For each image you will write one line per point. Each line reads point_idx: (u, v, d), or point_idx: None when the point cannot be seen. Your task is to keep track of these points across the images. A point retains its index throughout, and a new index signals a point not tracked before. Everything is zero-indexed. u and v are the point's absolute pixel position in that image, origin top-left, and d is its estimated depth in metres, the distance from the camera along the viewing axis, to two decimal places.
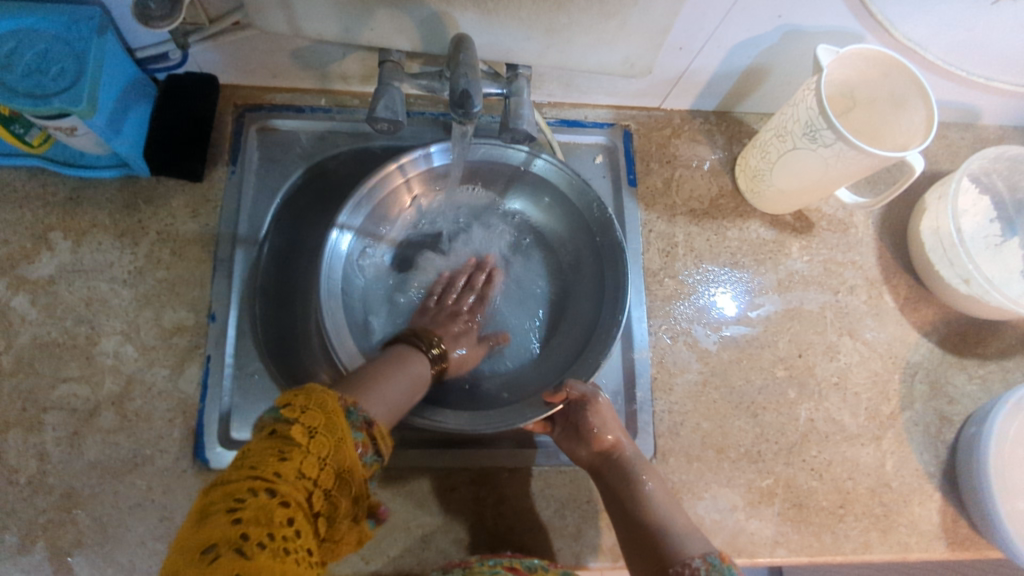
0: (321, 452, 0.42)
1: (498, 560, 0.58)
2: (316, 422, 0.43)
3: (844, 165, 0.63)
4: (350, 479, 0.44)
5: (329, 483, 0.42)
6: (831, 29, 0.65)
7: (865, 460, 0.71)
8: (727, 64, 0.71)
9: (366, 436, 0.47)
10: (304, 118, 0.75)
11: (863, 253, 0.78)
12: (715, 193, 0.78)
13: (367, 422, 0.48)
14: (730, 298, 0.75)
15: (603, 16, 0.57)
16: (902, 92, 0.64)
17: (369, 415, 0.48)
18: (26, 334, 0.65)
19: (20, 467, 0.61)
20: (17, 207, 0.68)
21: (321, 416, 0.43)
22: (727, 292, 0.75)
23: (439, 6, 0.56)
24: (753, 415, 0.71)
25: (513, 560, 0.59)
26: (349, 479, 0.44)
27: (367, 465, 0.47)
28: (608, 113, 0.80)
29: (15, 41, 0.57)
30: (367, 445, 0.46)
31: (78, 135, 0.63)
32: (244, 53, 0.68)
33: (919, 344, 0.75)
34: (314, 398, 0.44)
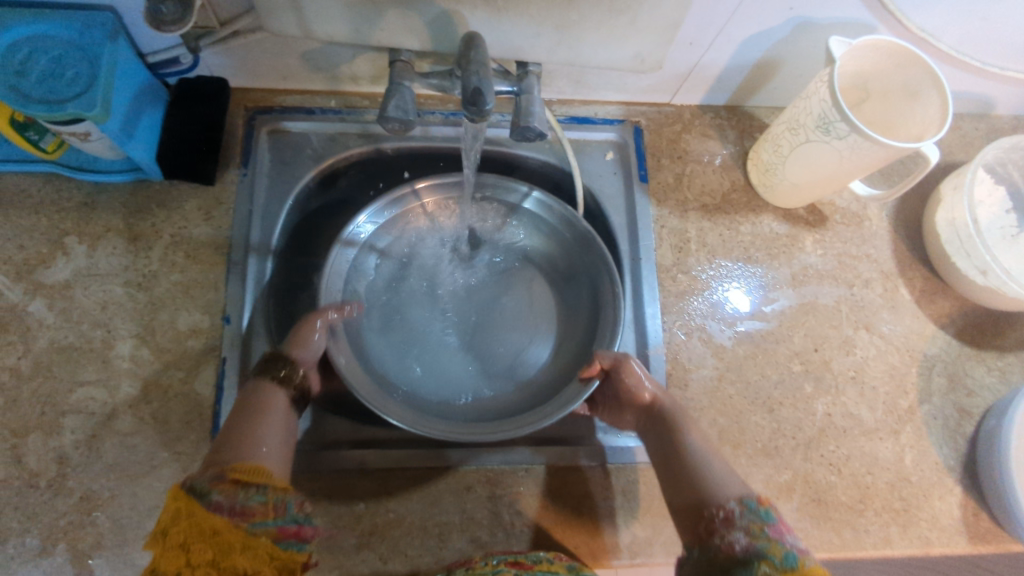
0: (179, 539, 0.44)
1: (502, 558, 0.58)
2: (170, 521, 0.45)
3: (858, 157, 0.62)
4: (222, 536, 0.45)
5: (203, 557, 0.44)
6: (842, 20, 0.65)
7: (884, 454, 0.70)
8: (738, 58, 0.71)
9: (226, 485, 0.47)
10: (314, 119, 0.75)
11: (878, 246, 0.77)
12: (726, 188, 0.78)
13: (222, 474, 0.48)
14: (743, 293, 0.74)
15: (614, 11, 0.57)
16: (915, 82, 0.63)
17: (222, 467, 0.49)
18: (44, 338, 0.65)
19: (40, 470, 0.61)
20: (33, 212, 0.69)
21: (174, 513, 0.46)
22: (740, 288, 0.74)
23: (449, 4, 0.56)
24: (769, 410, 0.70)
25: (518, 556, 0.58)
26: (223, 538, 0.45)
27: (257, 504, 0.47)
28: (618, 109, 0.79)
29: (28, 47, 0.57)
30: (231, 492, 0.47)
31: (91, 140, 0.63)
32: (254, 55, 0.69)
33: (936, 337, 0.75)
34: (167, 504, 0.47)
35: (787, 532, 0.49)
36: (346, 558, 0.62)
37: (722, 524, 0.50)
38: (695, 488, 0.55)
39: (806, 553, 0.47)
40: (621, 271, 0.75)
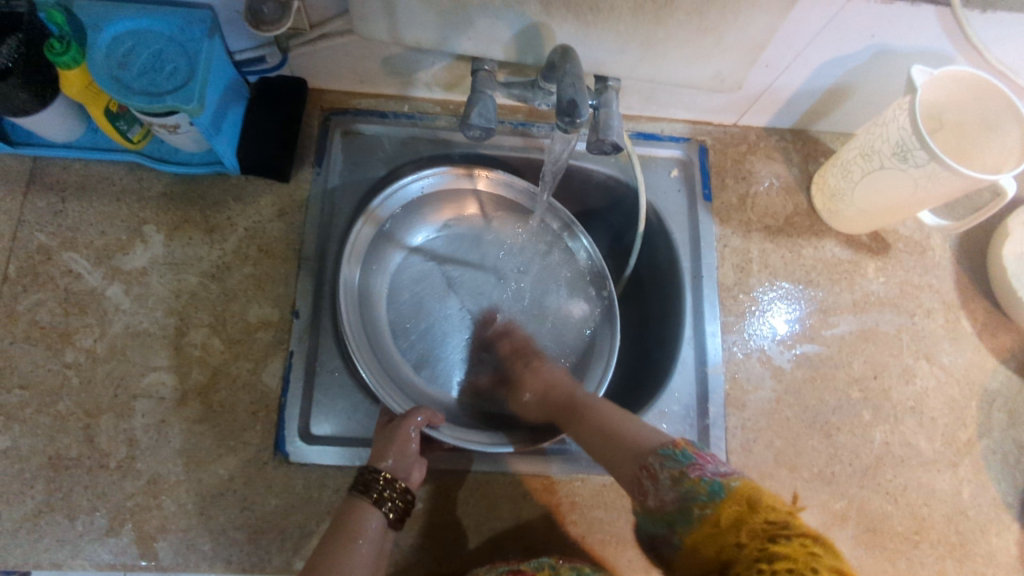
0: None
1: (508, 568, 0.58)
2: None
3: (934, 186, 0.62)
4: None
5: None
6: (923, 50, 0.65)
7: (942, 486, 0.69)
8: (811, 83, 0.71)
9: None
10: (388, 123, 0.77)
11: (941, 276, 0.77)
12: (790, 211, 0.78)
13: None
14: (784, 320, 0.74)
15: (702, 31, 0.58)
16: (995, 115, 0.63)
17: None
18: (119, 321, 0.67)
19: (111, 451, 0.63)
20: (114, 200, 0.71)
21: None
22: (783, 315, 0.74)
23: (540, 17, 0.57)
24: (826, 435, 0.70)
25: (524, 565, 0.58)
26: None
27: None
28: (684, 127, 0.80)
29: (131, 40, 0.59)
30: None
31: (180, 132, 0.65)
32: (337, 57, 0.70)
33: (997, 371, 0.74)
34: None
35: (710, 461, 0.52)
36: (402, 557, 0.62)
37: (650, 479, 0.53)
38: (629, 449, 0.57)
39: (733, 474, 0.50)
40: (681, 287, 0.75)
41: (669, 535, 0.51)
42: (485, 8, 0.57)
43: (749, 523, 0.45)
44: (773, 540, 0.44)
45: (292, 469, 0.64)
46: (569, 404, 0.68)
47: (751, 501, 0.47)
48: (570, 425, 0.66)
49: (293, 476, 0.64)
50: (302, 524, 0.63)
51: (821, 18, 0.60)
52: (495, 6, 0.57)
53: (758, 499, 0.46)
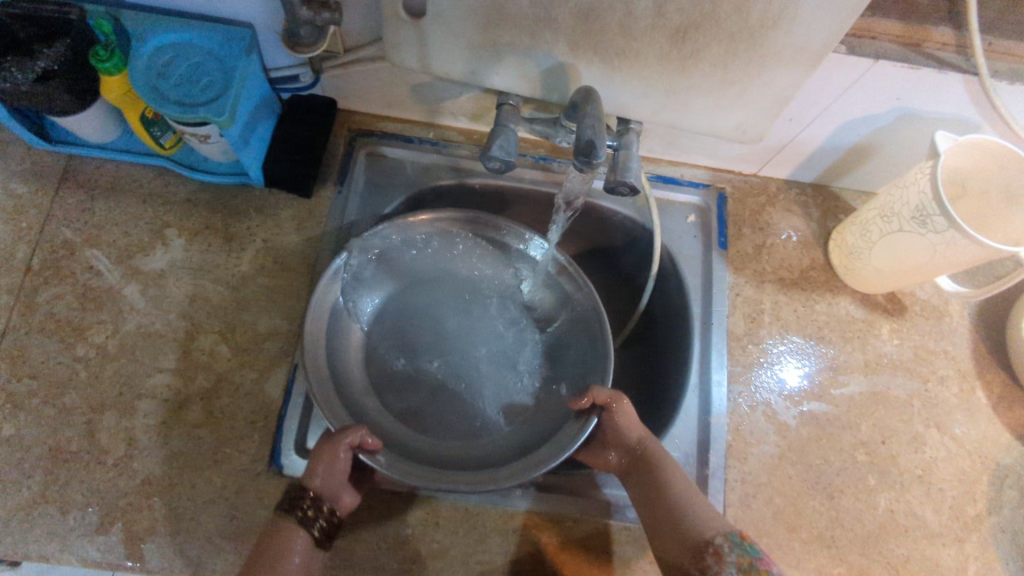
0: None
1: None
2: None
3: (953, 253, 0.62)
4: None
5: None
6: (948, 116, 0.65)
7: (945, 561, 0.67)
8: (834, 140, 0.71)
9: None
10: (411, 148, 0.78)
11: (957, 343, 0.76)
12: (805, 265, 0.77)
13: None
14: (798, 373, 0.73)
15: (725, 82, 0.59)
16: (1018, 187, 0.62)
17: None
18: (133, 321, 0.68)
19: (110, 448, 0.63)
20: (141, 202, 0.73)
21: None
22: (796, 368, 0.73)
23: (567, 57, 0.59)
24: (829, 497, 0.68)
25: None
26: None
27: None
28: (704, 174, 0.81)
29: (172, 51, 0.61)
30: None
31: (209, 142, 0.67)
32: (368, 82, 0.72)
33: (1012, 447, 0.72)
34: None
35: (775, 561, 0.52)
36: None
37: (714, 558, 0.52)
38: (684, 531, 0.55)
39: None
40: (689, 332, 0.74)
41: None
42: (515, 46, 0.59)
43: None
44: None
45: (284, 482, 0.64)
46: (640, 469, 0.61)
47: None
48: (642, 482, 0.60)
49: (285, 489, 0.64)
50: None
51: (845, 77, 0.60)
52: (524, 43, 0.58)
53: None
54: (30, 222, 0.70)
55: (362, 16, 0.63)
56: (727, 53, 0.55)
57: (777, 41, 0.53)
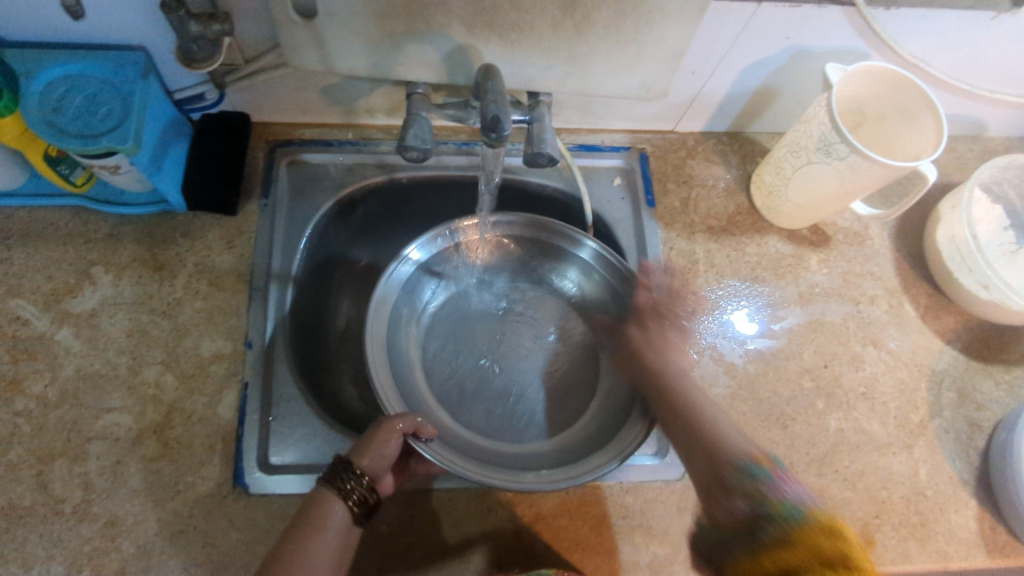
0: None
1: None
2: None
3: (859, 178, 0.65)
4: None
5: None
6: (836, 49, 0.68)
7: (898, 468, 0.70)
8: (738, 87, 0.74)
9: None
10: (332, 151, 0.78)
11: (881, 264, 0.80)
12: (731, 211, 0.80)
13: None
14: (748, 318, 0.76)
15: (621, 43, 0.60)
16: (910, 106, 0.66)
17: None
18: (71, 365, 0.67)
19: (66, 496, 0.62)
20: (61, 243, 0.71)
21: None
22: (743, 313, 0.76)
23: (464, 38, 0.59)
24: (783, 426, 0.71)
25: None
26: None
27: None
28: (624, 137, 0.83)
29: (66, 86, 0.60)
30: None
31: (121, 172, 0.66)
32: (275, 90, 0.72)
33: (944, 351, 0.76)
34: None
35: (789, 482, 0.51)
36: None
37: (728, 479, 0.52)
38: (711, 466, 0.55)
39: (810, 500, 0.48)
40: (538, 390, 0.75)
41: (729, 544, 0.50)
42: (411, 32, 0.59)
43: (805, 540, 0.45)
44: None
45: (251, 501, 0.64)
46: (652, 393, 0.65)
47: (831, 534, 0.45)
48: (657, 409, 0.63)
49: (253, 507, 0.63)
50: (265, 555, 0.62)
51: (734, 24, 0.63)
52: (420, 30, 0.59)
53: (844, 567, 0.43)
54: None
55: (255, 24, 0.62)
56: (617, 14, 0.57)
57: None
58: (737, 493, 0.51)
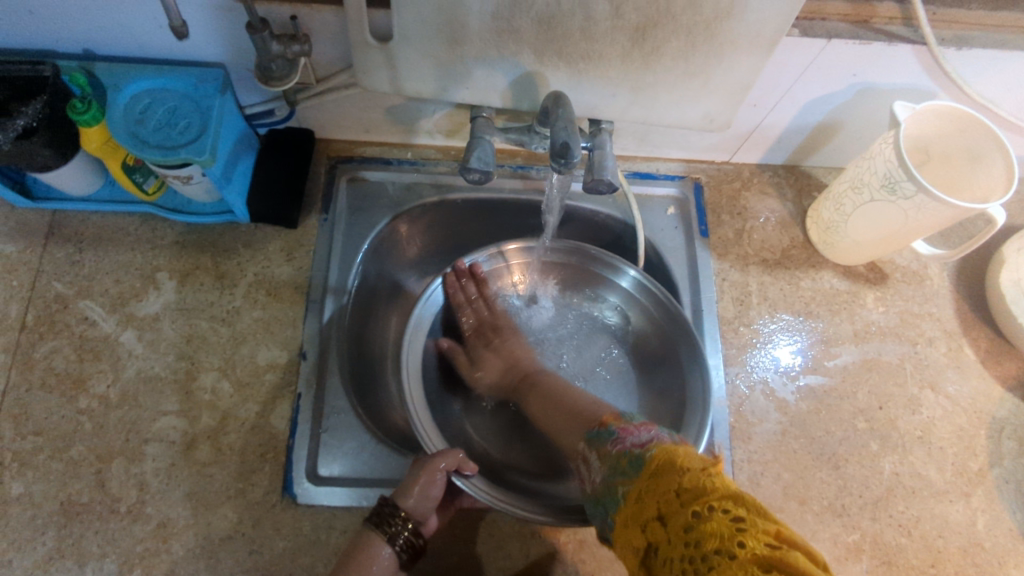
0: None
1: None
2: None
3: (924, 216, 0.64)
4: None
5: None
6: (902, 86, 0.67)
7: (955, 517, 0.68)
8: (799, 121, 0.74)
9: None
10: (392, 170, 0.80)
11: (940, 305, 0.78)
12: (786, 245, 0.80)
13: None
14: (790, 351, 0.74)
15: (687, 73, 0.61)
16: (979, 147, 0.65)
17: None
18: (133, 367, 0.68)
19: (121, 495, 0.63)
20: (130, 249, 0.73)
21: None
22: (785, 348, 0.75)
23: (533, 65, 0.61)
24: (835, 467, 0.69)
25: None
26: None
27: None
28: (679, 166, 0.83)
29: (149, 99, 0.63)
30: None
31: (192, 183, 0.68)
32: (342, 108, 0.74)
33: (1005, 399, 0.74)
34: None
35: (632, 432, 0.52)
36: None
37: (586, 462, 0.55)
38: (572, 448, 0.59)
39: (653, 439, 0.49)
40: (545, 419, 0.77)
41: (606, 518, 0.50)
42: (482, 58, 0.60)
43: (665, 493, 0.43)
44: (697, 514, 0.40)
45: (299, 511, 0.64)
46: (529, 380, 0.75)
47: (666, 464, 0.45)
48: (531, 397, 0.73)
49: (301, 518, 0.64)
50: (310, 566, 0.62)
51: (802, 59, 0.63)
52: (491, 56, 0.60)
53: (685, 501, 0.41)
54: (20, 280, 0.71)
55: (331, 45, 0.64)
56: (687, 46, 0.58)
57: (731, 30, 0.56)
58: (595, 451, 0.54)
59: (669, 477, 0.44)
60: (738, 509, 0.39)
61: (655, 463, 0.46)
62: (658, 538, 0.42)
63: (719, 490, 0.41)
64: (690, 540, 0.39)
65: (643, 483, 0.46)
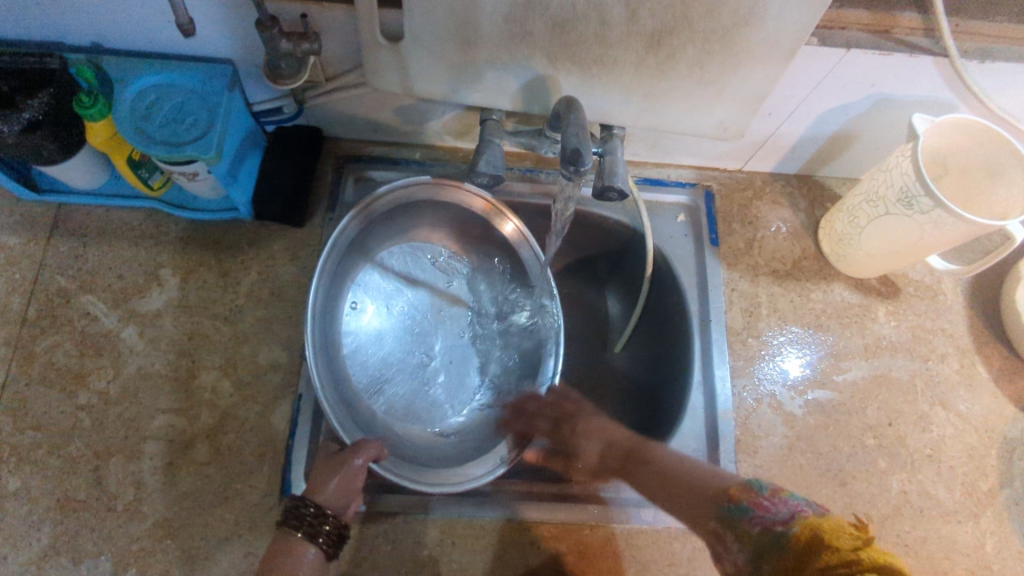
0: None
1: None
2: None
3: (941, 232, 0.63)
4: None
5: None
6: (921, 98, 0.66)
7: (963, 539, 0.67)
8: (814, 131, 0.72)
9: None
10: (399, 170, 0.79)
11: (953, 320, 0.77)
12: (798, 256, 0.78)
13: None
14: (797, 364, 0.73)
15: (702, 81, 0.60)
16: (999, 163, 0.63)
17: None
18: (133, 364, 0.68)
19: (119, 493, 0.63)
20: (133, 243, 0.73)
21: None
22: (793, 359, 0.73)
23: (545, 69, 0.60)
24: (841, 483, 0.68)
25: None
26: None
27: None
28: (690, 173, 0.82)
29: (156, 94, 0.62)
30: None
31: (198, 179, 0.67)
32: (351, 108, 0.73)
33: (1017, 419, 0.72)
34: None
35: (771, 506, 0.52)
36: None
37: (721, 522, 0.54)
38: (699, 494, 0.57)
39: (793, 516, 0.50)
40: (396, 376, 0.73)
41: None
42: (493, 60, 0.59)
43: (815, 564, 0.46)
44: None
45: None
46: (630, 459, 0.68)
47: (816, 537, 0.47)
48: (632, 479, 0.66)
49: None
50: None
51: (820, 69, 0.62)
52: (502, 59, 0.59)
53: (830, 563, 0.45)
54: (23, 272, 0.70)
55: (341, 44, 0.63)
56: (702, 53, 0.57)
57: (749, 39, 0.55)
58: (734, 529, 0.53)
59: (826, 560, 0.45)
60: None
61: (806, 539, 0.48)
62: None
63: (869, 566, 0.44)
64: None
65: (791, 559, 0.48)
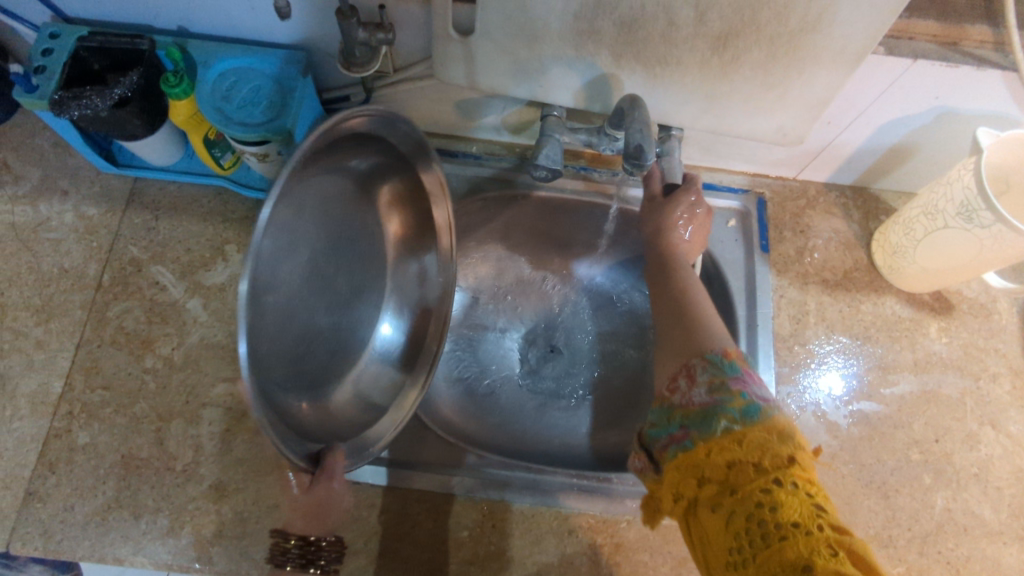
0: None
1: None
2: None
3: (1001, 246, 0.62)
4: None
5: None
6: (986, 112, 0.66)
7: (1008, 561, 0.65)
8: (872, 142, 0.72)
9: None
10: (456, 162, 0.81)
11: (1007, 341, 0.75)
12: (848, 266, 0.78)
13: None
14: (838, 376, 0.73)
15: (766, 85, 0.60)
16: None
17: None
18: (196, 333, 0.71)
19: (178, 454, 0.66)
20: (202, 220, 0.76)
21: None
22: (834, 372, 0.73)
23: (609, 67, 0.61)
24: (883, 496, 0.68)
25: None
26: None
27: None
28: (743, 179, 0.82)
29: (235, 76, 0.65)
30: None
31: (267, 161, 0.70)
32: (414, 99, 0.75)
33: None
34: None
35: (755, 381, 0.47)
36: None
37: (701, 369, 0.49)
38: (685, 345, 0.52)
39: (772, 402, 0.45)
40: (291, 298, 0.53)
41: (682, 434, 0.46)
42: (560, 57, 0.61)
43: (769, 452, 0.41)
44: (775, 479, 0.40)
45: None
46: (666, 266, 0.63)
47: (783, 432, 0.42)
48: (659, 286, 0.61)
49: None
50: (349, 541, 0.63)
51: (883, 78, 0.62)
52: (568, 56, 0.61)
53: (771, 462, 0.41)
54: (99, 241, 0.74)
55: (413, 36, 0.66)
56: (768, 57, 0.57)
57: (816, 43, 0.55)
58: (711, 376, 0.47)
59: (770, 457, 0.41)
60: (817, 498, 0.39)
61: (758, 435, 0.42)
62: (719, 499, 0.42)
63: (806, 475, 0.40)
64: (763, 501, 0.40)
65: (732, 445, 0.43)
